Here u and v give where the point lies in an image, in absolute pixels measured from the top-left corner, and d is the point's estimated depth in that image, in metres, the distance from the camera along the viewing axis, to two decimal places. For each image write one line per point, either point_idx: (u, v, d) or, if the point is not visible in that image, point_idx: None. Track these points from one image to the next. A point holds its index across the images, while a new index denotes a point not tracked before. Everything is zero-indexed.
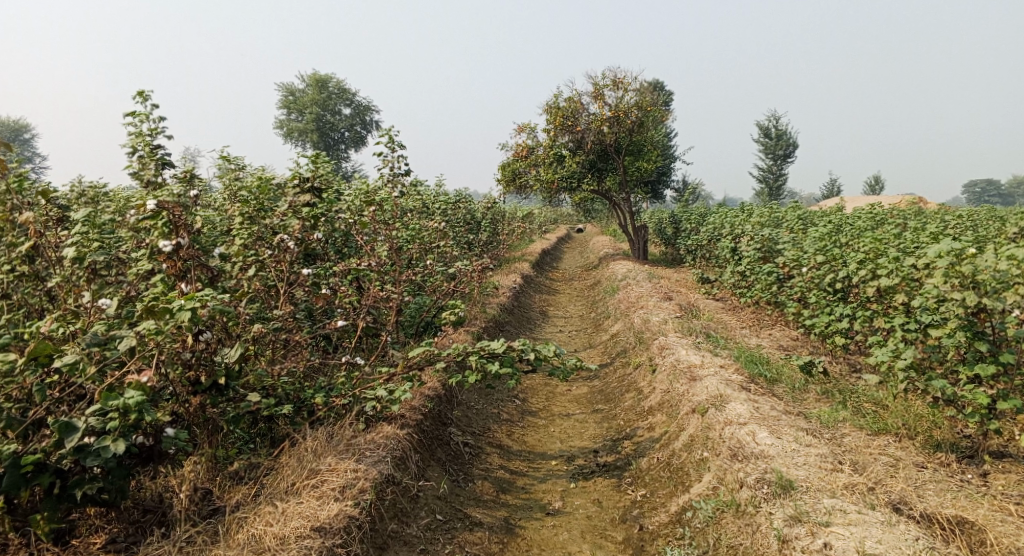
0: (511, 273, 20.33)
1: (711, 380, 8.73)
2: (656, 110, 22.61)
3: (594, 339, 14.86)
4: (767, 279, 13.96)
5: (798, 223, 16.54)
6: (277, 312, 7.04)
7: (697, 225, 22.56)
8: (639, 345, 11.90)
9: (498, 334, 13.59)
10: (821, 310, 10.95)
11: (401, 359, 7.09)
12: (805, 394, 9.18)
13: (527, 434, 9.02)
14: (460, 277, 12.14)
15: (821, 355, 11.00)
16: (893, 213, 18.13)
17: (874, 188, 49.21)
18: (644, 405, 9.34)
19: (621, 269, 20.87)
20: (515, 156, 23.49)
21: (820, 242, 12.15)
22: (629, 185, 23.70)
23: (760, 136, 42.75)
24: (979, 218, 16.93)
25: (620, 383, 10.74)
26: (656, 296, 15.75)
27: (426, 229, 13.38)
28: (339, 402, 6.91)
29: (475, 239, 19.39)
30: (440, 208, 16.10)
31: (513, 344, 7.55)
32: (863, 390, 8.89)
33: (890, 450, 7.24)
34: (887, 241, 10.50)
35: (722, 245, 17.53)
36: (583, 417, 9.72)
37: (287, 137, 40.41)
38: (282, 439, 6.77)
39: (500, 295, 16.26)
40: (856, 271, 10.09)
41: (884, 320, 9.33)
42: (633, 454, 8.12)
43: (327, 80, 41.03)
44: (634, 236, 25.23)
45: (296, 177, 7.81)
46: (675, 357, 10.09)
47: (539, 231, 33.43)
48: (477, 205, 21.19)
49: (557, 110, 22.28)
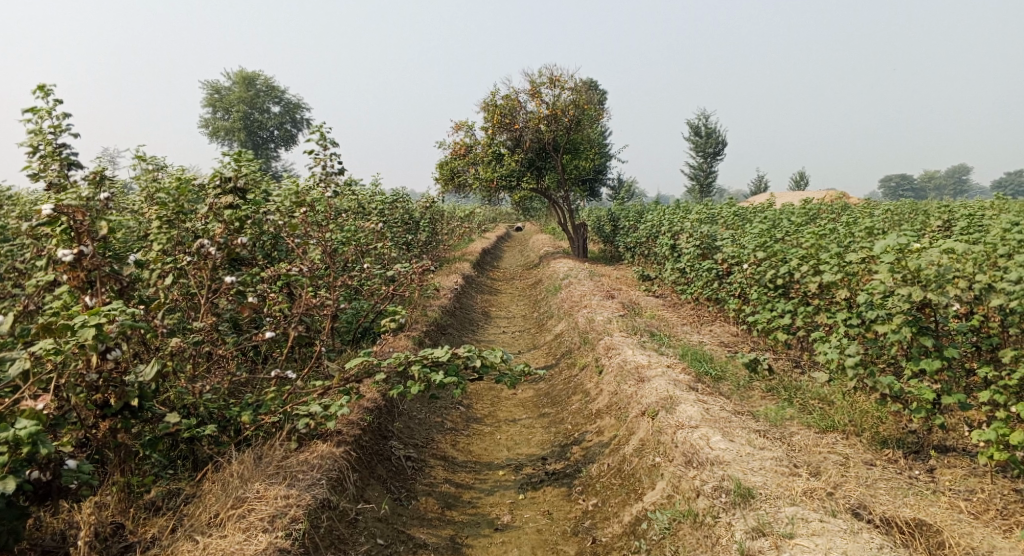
0: (452, 273, 19.91)
1: (658, 381, 8.56)
2: (592, 108, 22.49)
3: (537, 339, 14.60)
4: (707, 275, 13.94)
5: (735, 219, 16.64)
6: (199, 324, 6.50)
7: (636, 222, 22.56)
8: (584, 345, 11.68)
9: (439, 337, 13.18)
10: (763, 307, 10.92)
11: (336, 371, 6.64)
12: (752, 392, 9.09)
13: (472, 443, 8.66)
14: (398, 280, 11.68)
15: (764, 351, 11.00)
16: (825, 208, 18.42)
17: (800, 184, 50.63)
18: (592, 408, 9.11)
19: (561, 268, 20.69)
20: (452, 154, 23.05)
21: (759, 238, 12.15)
22: (567, 183, 23.56)
23: (691, 135, 43.31)
24: (906, 212, 17.32)
25: (566, 385, 10.49)
26: (598, 294, 15.59)
27: (362, 230, 12.86)
28: (269, 419, 6.42)
29: (413, 240, 18.90)
30: (376, 208, 15.57)
31: (456, 351, 7.18)
32: (808, 386, 8.86)
33: (839, 448, 7.17)
34: (827, 235, 10.52)
35: (662, 242, 17.50)
36: (529, 422, 9.42)
37: (214, 136, 38.82)
38: (207, 462, 6.25)
39: (440, 297, 15.83)
40: (797, 266, 10.07)
41: (826, 315, 9.32)
42: (582, 460, 7.85)
43: (255, 78, 39.75)
44: (573, 234, 25.11)
45: (217, 177, 7.08)
46: (621, 357, 9.89)
47: (477, 230, 33.02)
48: (415, 205, 20.69)
49: (493, 108, 21.94)
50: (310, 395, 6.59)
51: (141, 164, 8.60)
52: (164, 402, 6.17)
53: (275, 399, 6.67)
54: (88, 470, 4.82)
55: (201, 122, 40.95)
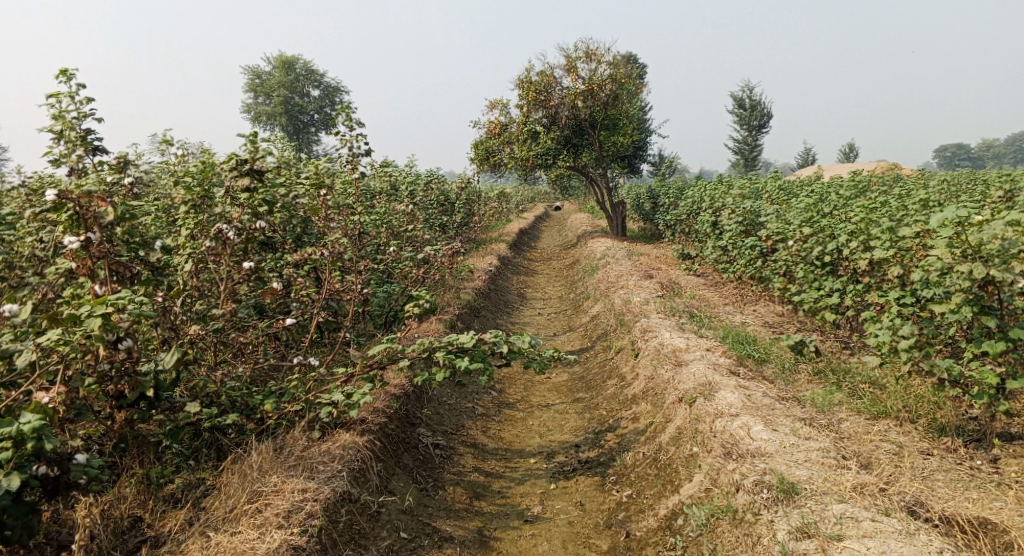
0: (488, 254, 19.67)
1: (697, 365, 8.19)
2: (630, 83, 21.87)
3: (573, 320, 14.29)
4: (750, 253, 13.41)
5: (779, 194, 16.00)
6: (218, 311, 6.34)
7: (676, 199, 21.97)
8: (621, 327, 11.33)
9: (473, 320, 12.95)
10: (809, 285, 10.42)
11: (358, 359, 6.43)
12: (796, 376, 8.66)
13: (504, 429, 8.42)
14: (429, 262, 11.46)
15: (811, 332, 10.50)
16: (875, 181, 17.62)
17: (848, 156, 49.05)
18: (628, 393, 8.79)
19: (600, 247, 20.28)
20: (487, 134, 22.69)
21: (805, 213, 11.60)
22: (604, 160, 23.04)
23: (734, 108, 42.15)
24: (963, 184, 16.42)
25: (601, 369, 10.18)
26: (636, 274, 15.17)
27: (393, 212, 12.65)
28: (291, 408, 6.25)
29: (449, 221, 18.69)
30: (410, 190, 15.36)
31: (483, 336, 6.91)
32: (857, 370, 8.39)
33: (892, 436, 6.74)
34: (878, 209, 9.93)
35: (702, 219, 16.95)
36: (564, 407, 9.13)
37: (256, 122, 39.02)
38: (229, 451, 6.12)
39: (475, 279, 15.60)
40: (846, 243, 9.54)
41: (877, 295, 8.80)
42: (617, 448, 7.55)
43: (295, 62, 39.91)
44: (612, 212, 24.61)
45: (232, 157, 6.68)
46: (658, 340, 9.51)
47: (515, 210, 32.68)
48: (450, 185, 20.45)
49: (528, 85, 21.48)
50: (332, 382, 6.40)
51: (167, 149, 8.48)
52: (184, 392, 6.04)
53: (297, 387, 6.50)
54: (98, 464, 4.71)
55: (242, 108, 41.30)
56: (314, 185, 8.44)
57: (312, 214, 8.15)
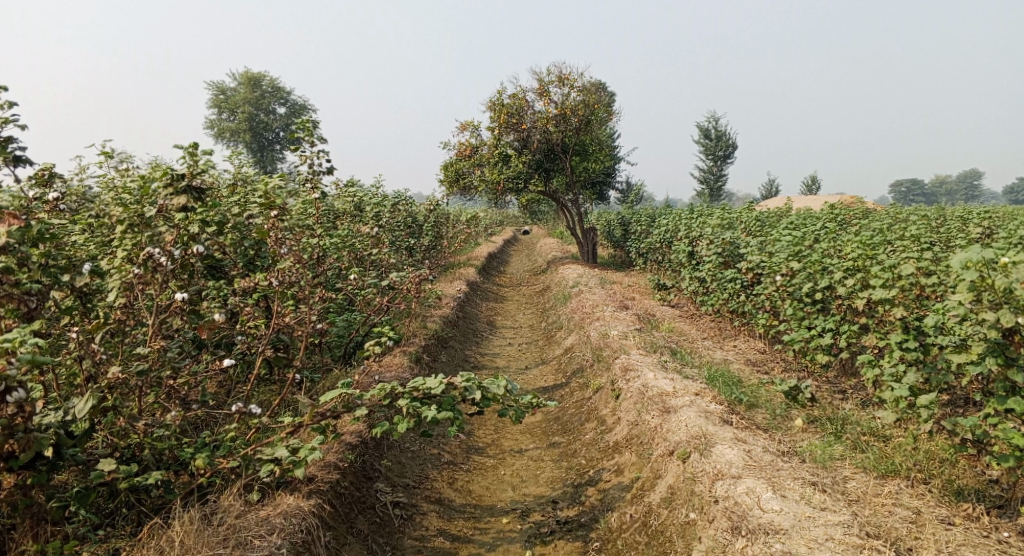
0: (456, 280, 18.87)
1: (687, 412, 7.47)
2: (603, 108, 21.37)
3: (545, 353, 13.52)
4: (731, 286, 12.82)
5: (757, 225, 15.53)
6: (145, 349, 5.43)
7: (648, 227, 21.43)
8: (597, 364, 10.59)
9: (440, 352, 12.10)
10: (798, 324, 9.81)
11: (309, 407, 5.58)
12: (790, 425, 8.00)
13: (473, 480, 7.58)
14: (393, 290, 10.61)
15: (799, 373, 9.89)
16: (851, 214, 17.25)
17: (811, 188, 49.53)
18: (609, 440, 8.03)
19: (572, 274, 19.60)
20: (457, 156, 21.97)
21: (792, 246, 11.03)
22: (576, 186, 22.47)
23: (701, 137, 42.20)
24: (941, 218, 16.14)
25: (578, 409, 9.41)
26: (611, 305, 14.49)
27: (356, 234, 11.79)
28: (227, 465, 5.36)
29: (415, 245, 17.87)
30: (374, 211, 14.50)
31: (454, 380, 6.10)
32: (856, 420, 7.77)
33: (905, 500, 6.11)
34: (872, 244, 9.37)
35: (678, 248, 16.37)
36: (538, 454, 8.33)
37: (218, 138, 37.72)
38: (152, 516, 5.24)
39: (442, 306, 14.77)
40: (840, 280, 8.95)
41: (876, 336, 8.19)
42: (599, 507, 6.78)
43: (261, 77, 38.98)
44: (583, 239, 24.00)
45: (167, 173, 5.72)
46: (641, 381, 8.77)
47: (483, 234, 31.90)
48: (418, 207, 19.64)
49: (500, 107, 20.86)
50: (278, 435, 5.53)
51: (107, 161, 7.58)
52: (97, 447, 5.14)
53: (236, 439, 5.62)
54: None
55: (206, 124, 40.07)
56: (267, 204, 7.58)
57: (262, 236, 7.28)
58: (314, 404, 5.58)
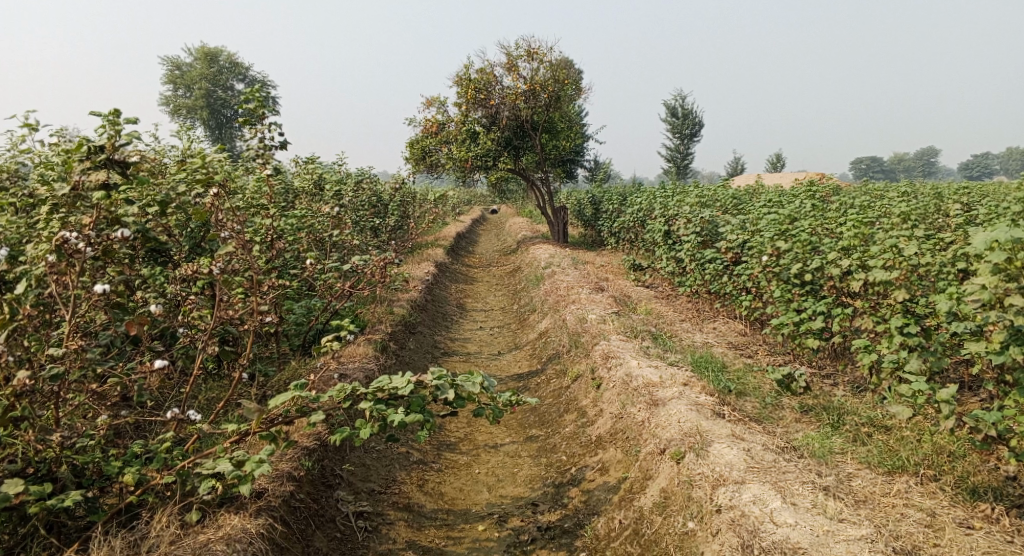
0: (423, 261, 18.09)
1: (677, 404, 6.93)
2: (573, 84, 20.64)
3: (518, 337, 12.90)
4: (710, 267, 12.28)
5: (734, 202, 15.01)
6: (61, 350, 4.66)
7: (620, 206, 20.85)
8: (574, 350, 10.01)
9: (407, 338, 11.39)
10: (785, 306, 9.31)
11: (257, 413, 4.89)
12: (783, 415, 7.48)
13: (445, 482, 6.94)
14: (354, 274, 9.86)
15: (786, 357, 9.41)
16: (827, 191, 16.83)
17: (777, 166, 49.58)
18: (592, 434, 7.46)
19: (543, 254, 18.98)
20: (423, 132, 21.06)
21: (776, 224, 10.51)
22: (546, 163, 21.77)
23: (668, 115, 41.71)
24: (919, 195, 15.79)
25: (556, 399, 8.81)
26: (586, 286, 13.87)
27: (315, 214, 10.96)
28: (159, 481, 4.65)
29: (380, 225, 17.04)
30: (334, 189, 13.64)
31: (423, 378, 5.45)
32: (852, 410, 7.31)
33: (917, 499, 5.64)
34: (865, 221, 8.86)
35: (653, 227, 15.79)
36: (515, 449, 7.70)
37: (174, 115, 36.06)
38: (73, 543, 4.56)
39: (409, 289, 14.01)
40: (833, 260, 8.44)
41: (872, 321, 7.70)
42: (584, 511, 6.24)
43: (218, 53, 37.45)
44: (553, 218, 23.37)
45: (82, 143, 4.91)
46: (624, 369, 8.19)
47: (450, 213, 31.09)
48: (383, 186, 18.78)
49: (467, 82, 19.94)
50: (220, 446, 4.83)
51: (31, 134, 6.67)
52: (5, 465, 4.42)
53: (171, 450, 4.91)
54: None
55: (161, 100, 38.43)
56: (209, 180, 6.77)
57: (204, 223, 6.56)
58: (263, 410, 4.90)
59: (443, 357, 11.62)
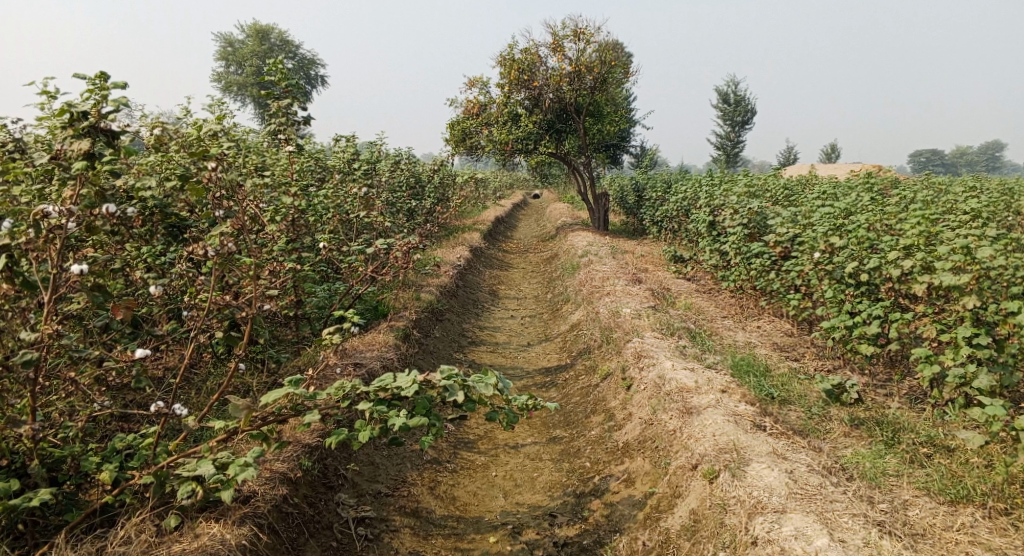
0: (459, 245, 17.64)
1: (712, 413, 6.35)
2: (620, 66, 19.85)
3: (550, 328, 12.38)
4: (757, 262, 11.55)
5: (785, 193, 14.19)
6: (35, 335, 4.31)
7: (664, 194, 20.06)
8: (606, 346, 9.45)
9: (434, 326, 10.95)
10: (837, 307, 8.60)
11: (245, 411, 4.50)
12: (830, 428, 6.83)
13: (458, 484, 6.48)
14: (378, 259, 9.44)
15: (835, 362, 8.73)
16: (885, 184, 15.80)
17: (830, 156, 47.82)
18: (620, 440, 6.92)
19: (582, 241, 18.38)
20: (465, 113, 20.53)
21: (831, 218, 9.75)
22: (588, 148, 21.08)
23: (718, 102, 40.42)
24: (988, 191, 14.71)
25: (584, 398, 8.29)
26: (623, 277, 13.24)
27: (342, 195, 10.54)
28: (136, 483, 4.33)
29: (416, 207, 16.63)
30: (367, 168, 13.23)
31: (430, 378, 4.97)
32: (908, 427, 6.65)
33: (982, 537, 5.01)
34: (931, 219, 8.08)
35: (698, 217, 15.02)
36: (536, 451, 7.19)
37: (225, 92, 36.17)
38: (45, 543, 4.27)
39: (441, 274, 13.59)
40: (894, 261, 7.70)
41: (934, 330, 6.98)
42: (606, 526, 5.78)
43: (268, 31, 37.41)
44: (594, 204, 22.69)
45: (64, 110, 4.57)
46: (658, 370, 7.61)
47: (491, 197, 30.58)
48: (421, 168, 18.36)
49: (511, 62, 19.33)
50: (205, 445, 4.45)
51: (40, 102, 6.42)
52: None
53: (153, 446, 4.56)
54: None
55: (212, 75, 38.61)
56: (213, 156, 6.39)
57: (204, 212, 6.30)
58: (253, 408, 4.50)
59: (471, 347, 11.16)
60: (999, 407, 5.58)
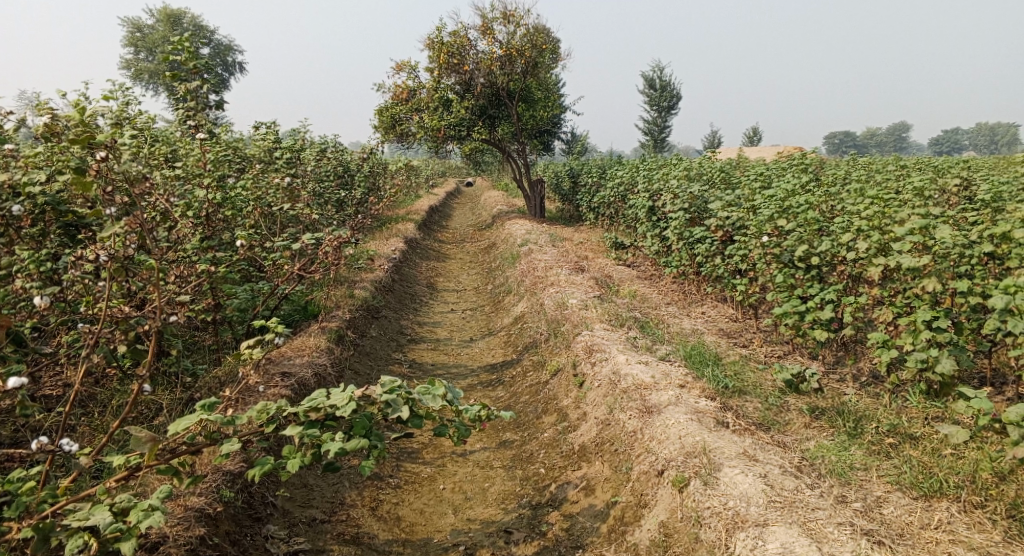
0: (392, 236, 16.90)
1: (674, 412, 5.98)
2: (552, 49, 19.38)
3: (492, 321, 11.85)
4: (701, 247, 11.28)
5: (725, 176, 13.99)
6: None
7: (600, 180, 19.75)
8: (553, 340, 9.00)
9: (369, 324, 10.28)
10: (787, 292, 8.36)
11: (150, 444, 3.86)
12: (790, 419, 6.52)
13: (402, 502, 5.92)
14: (306, 256, 8.71)
15: (786, 348, 8.49)
16: (818, 165, 15.83)
17: (753, 139, 48.67)
18: (576, 444, 6.47)
19: (519, 230, 17.90)
20: (393, 99, 19.72)
21: (777, 199, 9.50)
22: (522, 135, 20.58)
23: (645, 87, 40.52)
24: (917, 171, 14.87)
25: (533, 397, 7.81)
26: (565, 266, 12.79)
27: (263, 186, 9.72)
28: (16, 538, 3.65)
29: (345, 198, 15.80)
30: (290, 158, 12.37)
31: (367, 395, 4.40)
32: (869, 414, 6.41)
33: (961, 535, 4.79)
34: (881, 200, 7.89)
35: (637, 202, 14.71)
36: (486, 458, 6.65)
37: (136, 80, 34.09)
38: None
39: (374, 269, 12.87)
40: (848, 242, 7.47)
41: (890, 314, 6.76)
42: (569, 543, 5.42)
43: (181, 15, 35.49)
44: (529, 191, 22.22)
45: None
46: (611, 365, 7.19)
47: (423, 186, 29.78)
48: (350, 156, 17.49)
49: (439, 46, 18.62)
50: (100, 486, 3.79)
51: None
52: None
53: (38, 490, 3.87)
54: None
55: (123, 63, 36.38)
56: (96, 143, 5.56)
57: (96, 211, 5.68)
58: (158, 439, 3.87)
59: (409, 345, 10.54)
60: (984, 398, 5.26)
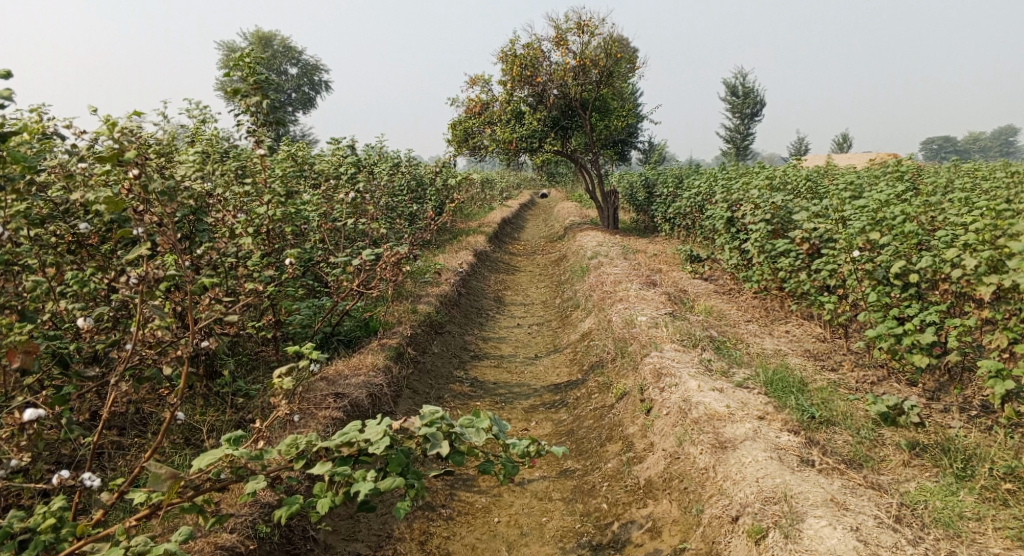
0: (463, 249, 16.70)
1: (752, 450, 5.45)
2: (628, 57, 18.82)
3: (560, 338, 11.39)
4: (784, 261, 10.52)
5: (811, 185, 13.14)
6: None
7: (676, 190, 19.04)
8: (621, 360, 8.48)
9: (432, 341, 9.99)
10: (881, 311, 7.60)
11: (172, 481, 3.66)
12: (886, 456, 5.81)
13: (453, 536, 5.57)
14: (365, 272, 8.50)
15: (880, 372, 7.71)
16: (915, 172, 14.69)
17: (841, 146, 46.60)
18: (642, 477, 5.96)
19: (591, 242, 17.39)
20: (466, 112, 19.60)
21: (870, 209, 8.69)
22: (596, 145, 20.07)
23: (726, 94, 39.30)
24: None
25: (597, 422, 7.32)
26: (636, 281, 12.20)
27: (327, 200, 9.58)
28: None
29: (416, 211, 15.68)
30: (359, 171, 12.28)
31: (405, 428, 4.06)
32: (979, 453, 5.65)
33: None
34: (991, 211, 7.03)
35: (715, 213, 13.99)
36: (545, 488, 6.19)
37: None
38: None
39: (441, 282, 12.62)
40: (954, 259, 6.68)
41: (1004, 339, 5.99)
42: None
43: (271, 36, 36.72)
44: (603, 202, 21.68)
45: None
46: (682, 390, 6.64)
47: (497, 199, 29.63)
48: (422, 170, 17.43)
49: (512, 58, 18.37)
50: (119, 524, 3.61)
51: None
52: None
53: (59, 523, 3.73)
54: None
55: (217, 84, 38.15)
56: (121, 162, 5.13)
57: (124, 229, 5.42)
58: (178, 476, 3.72)
59: (473, 362, 10.19)
60: None
